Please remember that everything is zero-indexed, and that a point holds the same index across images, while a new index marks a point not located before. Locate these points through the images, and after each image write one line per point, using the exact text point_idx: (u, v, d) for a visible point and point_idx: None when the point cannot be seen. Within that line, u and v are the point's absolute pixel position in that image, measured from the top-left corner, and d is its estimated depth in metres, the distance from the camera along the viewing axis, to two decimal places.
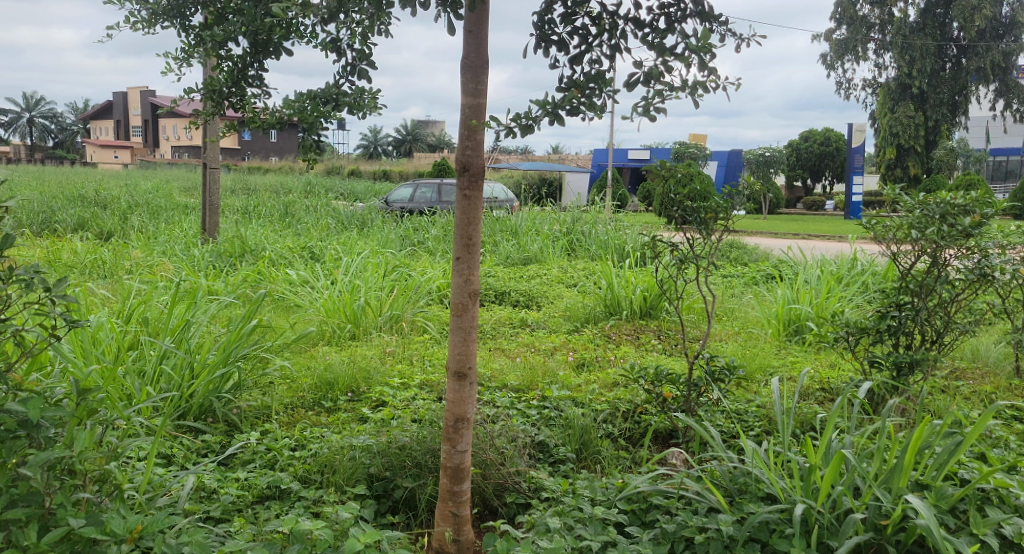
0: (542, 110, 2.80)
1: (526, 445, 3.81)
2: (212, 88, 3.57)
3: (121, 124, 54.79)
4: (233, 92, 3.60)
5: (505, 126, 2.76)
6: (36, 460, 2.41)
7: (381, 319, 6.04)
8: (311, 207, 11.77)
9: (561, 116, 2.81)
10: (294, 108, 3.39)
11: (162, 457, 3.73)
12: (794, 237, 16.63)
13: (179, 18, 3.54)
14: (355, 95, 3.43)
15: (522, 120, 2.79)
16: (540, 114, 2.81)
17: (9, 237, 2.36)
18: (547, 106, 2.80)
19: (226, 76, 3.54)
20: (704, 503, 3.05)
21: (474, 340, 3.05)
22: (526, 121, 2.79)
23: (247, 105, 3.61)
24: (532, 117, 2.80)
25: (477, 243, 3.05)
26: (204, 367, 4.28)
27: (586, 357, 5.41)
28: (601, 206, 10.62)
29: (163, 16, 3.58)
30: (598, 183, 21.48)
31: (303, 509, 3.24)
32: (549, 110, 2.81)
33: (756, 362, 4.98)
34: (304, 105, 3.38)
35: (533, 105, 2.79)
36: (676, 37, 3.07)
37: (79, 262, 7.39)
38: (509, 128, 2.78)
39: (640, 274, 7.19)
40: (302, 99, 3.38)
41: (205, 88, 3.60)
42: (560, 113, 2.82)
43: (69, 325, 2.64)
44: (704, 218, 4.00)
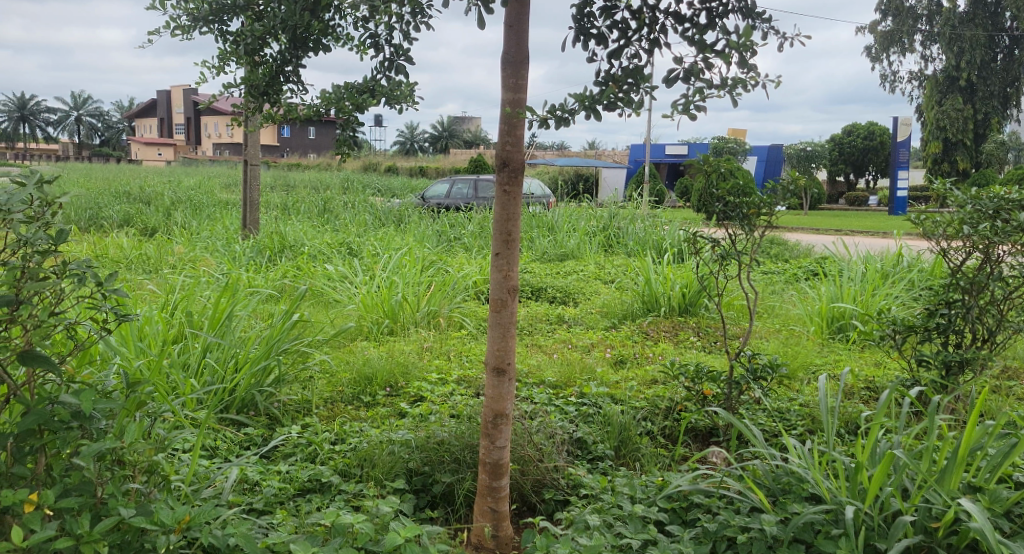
0: (579, 103, 2.78)
1: (565, 442, 3.81)
2: (250, 82, 3.58)
3: (164, 123, 55.69)
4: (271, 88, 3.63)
5: (540, 117, 2.75)
6: (88, 452, 2.44)
7: (418, 314, 6.07)
8: (349, 203, 11.85)
9: (597, 111, 2.79)
10: (330, 102, 3.40)
11: (206, 449, 3.80)
12: (837, 233, 16.27)
13: (217, 24, 3.60)
14: (391, 87, 3.46)
15: (559, 112, 2.77)
16: (577, 108, 2.78)
17: (64, 233, 2.41)
18: (584, 101, 2.78)
19: (264, 72, 3.57)
20: (746, 503, 3.03)
21: (513, 336, 3.05)
22: (561, 113, 2.78)
23: (285, 101, 3.63)
24: (569, 109, 2.78)
25: (517, 239, 3.05)
26: (246, 362, 4.34)
27: (624, 354, 5.38)
28: (639, 201, 10.52)
29: (201, 24, 3.66)
30: (636, 179, 21.41)
31: (343, 503, 3.27)
32: (587, 103, 2.79)
33: (799, 360, 4.91)
34: (340, 97, 3.39)
35: (570, 98, 2.77)
36: (718, 33, 3.03)
37: (125, 258, 7.54)
38: (544, 120, 2.78)
39: (679, 269, 7.11)
40: (336, 93, 3.39)
41: (245, 83, 3.62)
42: (597, 108, 2.80)
43: (118, 319, 2.67)
44: (746, 214, 3.95)
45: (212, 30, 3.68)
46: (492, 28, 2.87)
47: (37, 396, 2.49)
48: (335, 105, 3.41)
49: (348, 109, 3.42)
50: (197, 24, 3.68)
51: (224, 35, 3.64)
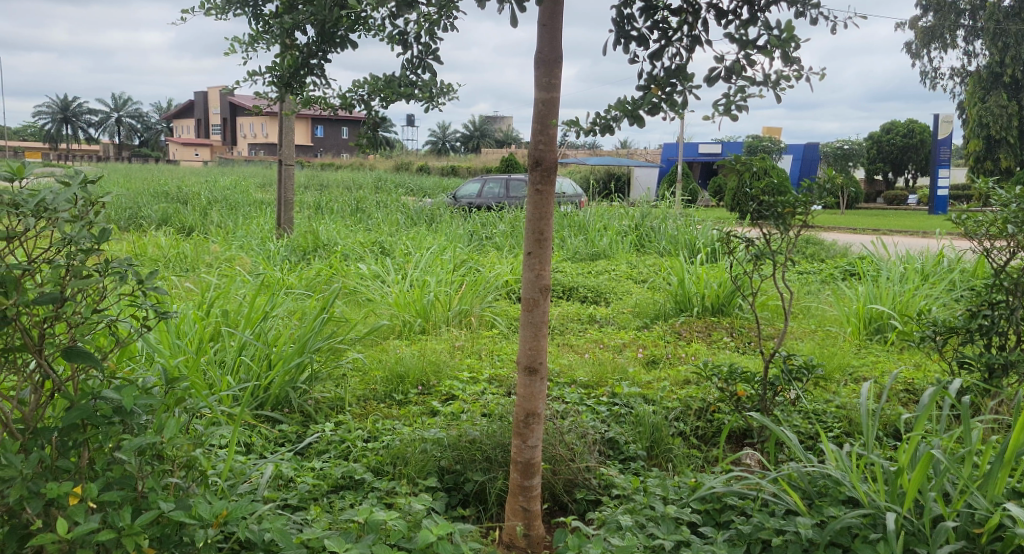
0: (621, 110, 2.78)
1: (596, 442, 3.81)
2: (277, 72, 3.61)
3: (201, 124, 56.44)
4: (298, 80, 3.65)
5: (581, 125, 2.76)
6: (129, 446, 2.49)
7: (450, 313, 6.10)
8: (382, 203, 11.92)
9: (640, 116, 2.79)
10: (369, 88, 3.42)
11: (242, 445, 3.85)
12: (876, 232, 16.00)
13: (251, 6, 3.70)
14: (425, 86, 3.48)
15: (601, 120, 2.77)
16: (620, 115, 2.78)
17: (106, 231, 2.45)
18: (626, 107, 2.78)
19: (291, 64, 3.59)
20: (781, 505, 3.01)
21: (545, 336, 3.05)
22: (604, 121, 2.78)
23: (310, 94, 3.67)
24: (610, 116, 2.78)
25: (549, 239, 3.05)
26: (280, 358, 4.40)
27: (656, 354, 5.36)
28: (672, 200, 10.46)
29: (235, 5, 3.74)
30: (669, 178, 21.33)
31: (376, 500, 3.30)
32: (628, 109, 2.78)
33: (835, 361, 4.85)
34: (382, 86, 3.43)
35: (612, 105, 2.77)
36: (759, 28, 3.01)
37: (163, 256, 7.66)
38: (586, 128, 2.78)
39: (713, 269, 7.05)
40: (379, 82, 3.42)
41: (272, 73, 3.66)
42: (639, 113, 2.80)
43: (158, 316, 2.72)
44: (781, 213, 3.90)
45: (246, 11, 3.76)
46: (525, 27, 2.88)
47: (80, 391, 2.54)
48: (370, 93, 3.43)
49: (374, 104, 3.44)
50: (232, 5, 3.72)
51: (257, 18, 3.73)
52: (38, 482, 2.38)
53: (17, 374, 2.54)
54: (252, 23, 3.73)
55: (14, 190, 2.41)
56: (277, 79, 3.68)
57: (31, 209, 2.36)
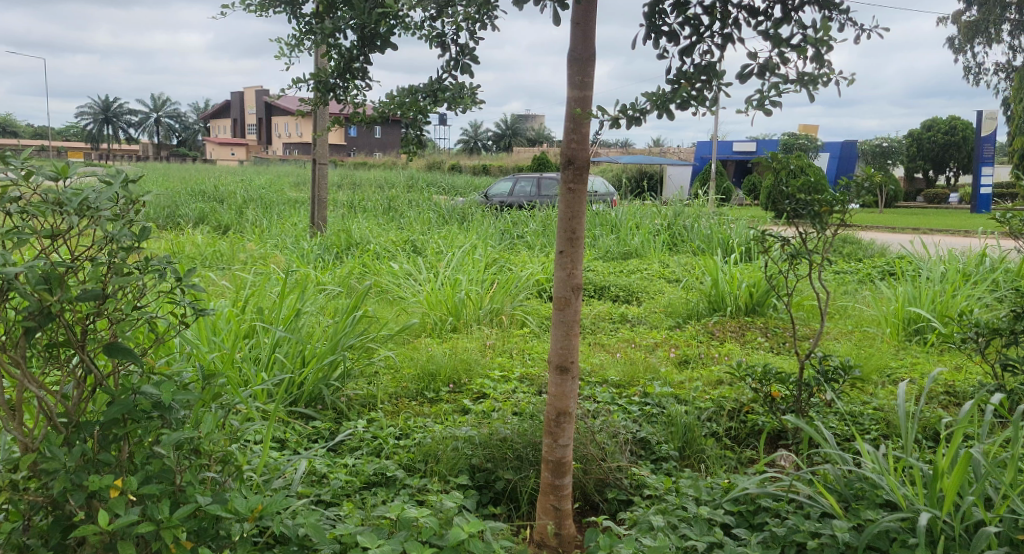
0: (650, 103, 2.76)
1: (628, 441, 3.79)
2: (319, 77, 3.66)
3: (237, 124, 57.14)
4: (339, 83, 3.68)
5: (610, 118, 2.74)
6: (168, 440, 2.54)
7: (481, 312, 6.12)
8: (414, 202, 11.98)
9: (669, 110, 2.77)
10: (390, 104, 3.44)
11: (277, 441, 3.89)
12: (915, 232, 15.71)
13: (292, 6, 3.73)
14: (453, 90, 3.48)
15: (630, 112, 2.75)
16: (648, 108, 2.76)
17: (146, 230, 2.49)
18: (656, 100, 2.76)
19: (334, 69, 3.63)
20: (817, 508, 2.98)
21: (577, 335, 3.04)
22: (632, 113, 2.76)
23: (350, 97, 3.69)
24: (639, 109, 2.76)
25: (581, 237, 3.04)
26: (314, 355, 4.45)
27: (689, 354, 5.33)
28: (706, 198, 10.38)
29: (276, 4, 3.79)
30: (702, 178, 21.20)
31: (408, 497, 3.32)
32: (658, 103, 2.76)
33: (873, 362, 4.80)
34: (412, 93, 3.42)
35: (641, 98, 2.75)
36: (793, 27, 2.97)
37: (200, 254, 7.77)
38: (615, 120, 2.77)
39: (747, 269, 6.99)
40: (396, 97, 3.44)
41: (313, 78, 3.69)
42: (668, 107, 2.78)
43: (196, 314, 2.75)
44: (818, 211, 3.85)
45: (285, 11, 3.81)
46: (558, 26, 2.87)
47: (121, 386, 2.59)
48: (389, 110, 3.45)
49: (414, 109, 3.46)
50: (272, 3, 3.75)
51: (298, 17, 3.76)
52: (81, 475, 2.43)
53: (61, 369, 2.60)
54: (292, 22, 3.76)
55: (58, 190, 2.46)
56: (318, 83, 3.71)
57: (74, 208, 2.42)
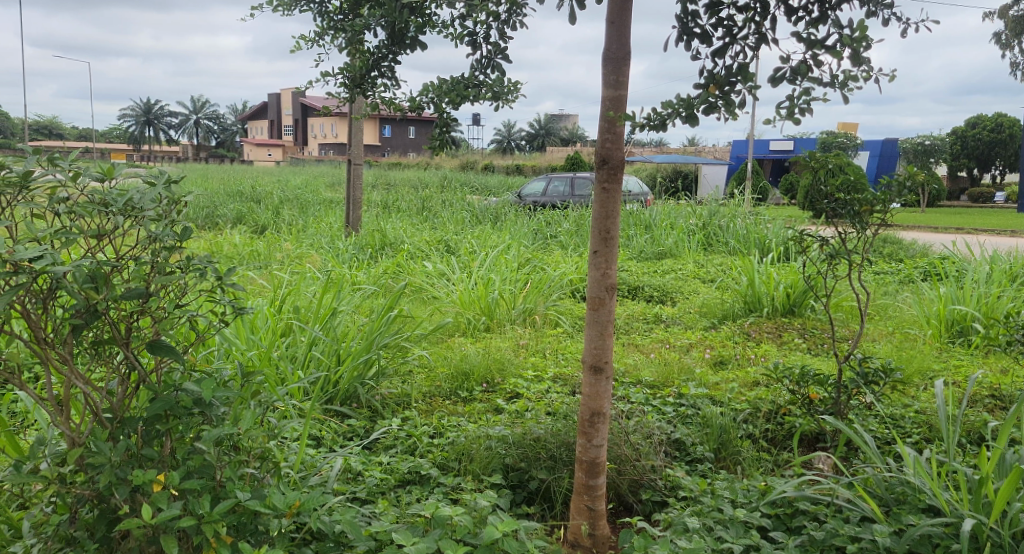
0: (676, 107, 2.73)
1: (662, 442, 3.77)
2: (348, 74, 3.66)
3: (274, 125, 57.77)
4: (368, 82, 3.69)
5: (639, 121, 2.72)
6: (209, 437, 2.58)
7: (514, 312, 6.12)
8: (447, 202, 12.03)
9: (695, 115, 2.75)
10: (436, 93, 3.45)
11: (313, 438, 3.93)
12: (959, 232, 15.39)
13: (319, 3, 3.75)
14: (495, 84, 3.50)
15: (656, 116, 2.74)
16: (675, 112, 2.74)
17: (188, 230, 2.54)
18: (681, 105, 2.74)
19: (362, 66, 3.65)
20: (856, 512, 2.94)
21: (611, 335, 3.03)
22: (660, 118, 2.74)
23: (379, 95, 3.71)
24: (666, 113, 2.74)
25: (615, 236, 3.03)
26: (349, 354, 4.49)
27: (724, 355, 5.28)
28: (742, 197, 10.28)
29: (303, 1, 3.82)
30: (738, 178, 21.00)
31: (442, 495, 3.33)
32: (686, 107, 2.74)
33: (915, 364, 4.72)
34: (448, 90, 3.45)
35: (670, 101, 2.73)
36: (829, 27, 2.93)
37: (238, 253, 7.87)
38: (642, 124, 2.75)
39: (783, 269, 6.91)
40: (444, 86, 3.45)
41: (343, 75, 3.70)
42: (694, 112, 2.76)
43: (235, 312, 2.79)
44: (858, 210, 3.81)
45: (313, 9, 3.88)
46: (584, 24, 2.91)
47: (163, 383, 2.64)
48: (436, 98, 3.46)
49: (445, 107, 3.47)
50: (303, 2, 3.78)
51: (324, 15, 3.78)
52: (125, 469, 2.47)
53: (106, 365, 2.65)
54: (318, 20, 3.78)
55: (104, 190, 2.52)
56: (349, 80, 3.72)
57: (120, 208, 2.47)
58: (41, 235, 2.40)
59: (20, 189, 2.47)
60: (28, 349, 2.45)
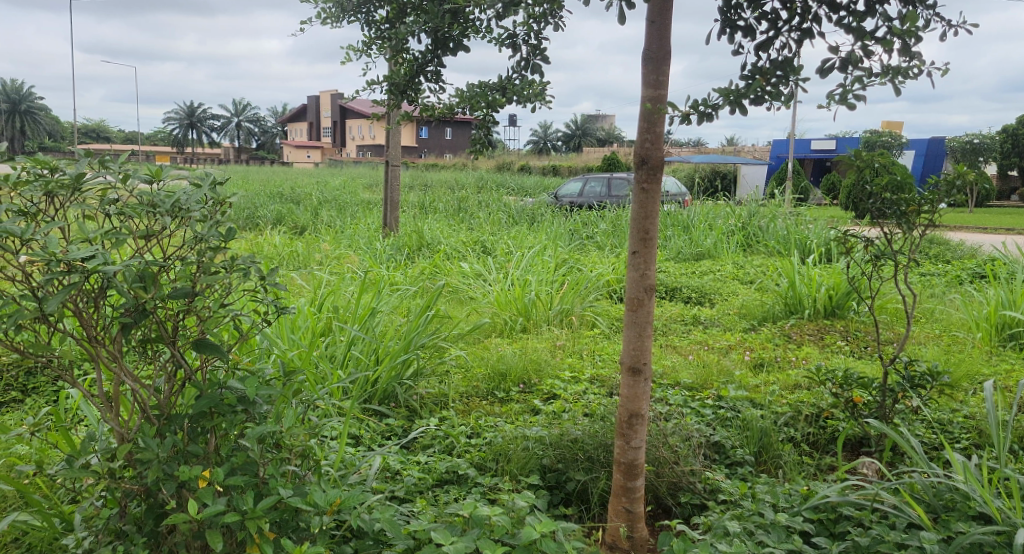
0: (724, 97, 2.71)
1: (702, 445, 3.73)
2: (392, 79, 3.69)
3: (313, 127, 58.36)
4: (412, 87, 3.71)
5: (682, 114, 2.69)
6: (252, 434, 2.61)
7: (551, 312, 6.11)
8: (484, 203, 12.04)
9: (743, 105, 2.72)
10: (464, 98, 3.46)
11: (352, 436, 3.95)
12: (1009, 234, 15.04)
13: (366, 12, 3.80)
14: (522, 85, 3.47)
15: (701, 108, 2.71)
16: (721, 103, 2.71)
17: (231, 230, 2.57)
18: (729, 95, 2.71)
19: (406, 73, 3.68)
20: (902, 518, 2.89)
21: (650, 336, 3.01)
22: (704, 108, 2.71)
23: (423, 99, 3.73)
24: (712, 104, 2.71)
25: (654, 237, 3.00)
26: (387, 354, 4.51)
27: (764, 357, 5.21)
28: (782, 198, 10.15)
29: (351, 12, 3.88)
30: (778, 178, 20.74)
31: (480, 495, 3.34)
32: (731, 98, 2.71)
33: (963, 368, 4.62)
34: (475, 96, 3.46)
35: (715, 93, 2.70)
36: (877, 20, 2.88)
37: (277, 254, 7.95)
38: (686, 116, 2.73)
39: (825, 271, 6.80)
40: (481, 91, 3.45)
41: (387, 81, 3.74)
42: (743, 102, 2.73)
43: (278, 311, 2.82)
44: (904, 211, 3.74)
45: (359, 18, 3.92)
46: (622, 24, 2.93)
47: (207, 381, 2.67)
48: (474, 103, 3.46)
49: (485, 109, 3.47)
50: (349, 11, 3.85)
51: (372, 24, 3.83)
52: (172, 465, 2.51)
53: (152, 364, 2.70)
54: (366, 29, 3.83)
55: (152, 191, 2.57)
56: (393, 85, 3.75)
57: (167, 209, 2.52)
58: (92, 235, 2.44)
59: (72, 191, 2.52)
60: (80, 348, 2.50)
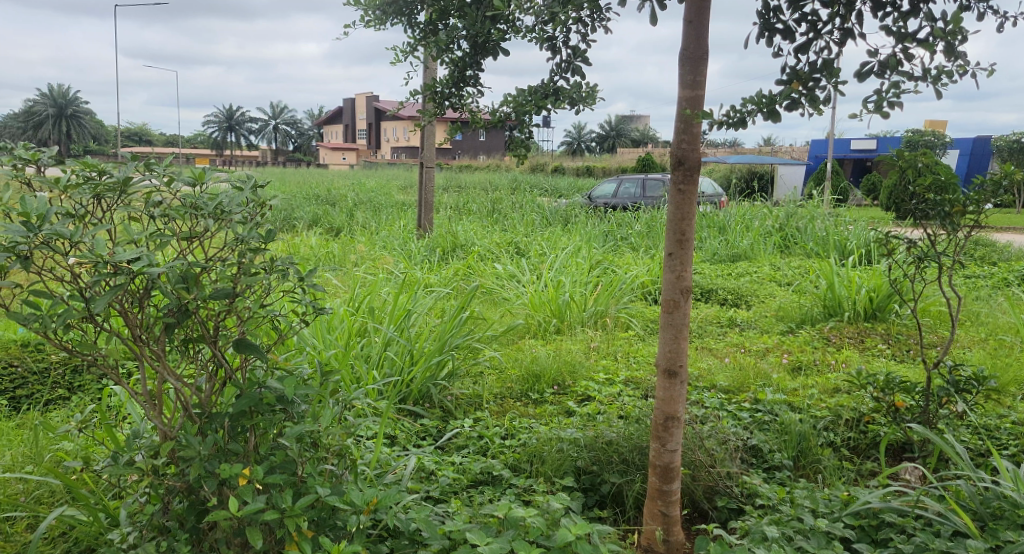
0: (757, 104, 2.67)
1: (739, 449, 3.68)
2: (433, 86, 3.72)
3: (348, 129, 58.83)
4: (453, 93, 3.73)
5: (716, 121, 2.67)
6: (292, 433, 2.63)
7: (585, 314, 6.07)
8: (518, 204, 12.02)
9: (776, 111, 2.68)
10: (513, 106, 3.47)
11: (387, 436, 3.97)
12: None
13: (406, 15, 3.81)
14: (572, 90, 3.48)
15: (736, 114, 2.68)
16: (756, 109, 2.68)
17: (270, 232, 2.60)
18: (763, 100, 2.67)
19: (447, 78, 3.69)
20: (947, 526, 2.85)
21: (686, 338, 2.98)
22: (738, 115, 2.68)
23: (464, 105, 3.74)
24: (746, 110, 2.67)
25: (690, 239, 2.97)
26: (422, 355, 4.52)
27: (802, 360, 5.14)
28: (820, 199, 10.00)
29: (392, 15, 3.88)
30: (817, 178, 20.46)
31: (514, 497, 3.33)
32: (765, 104, 2.67)
33: (1010, 373, 4.51)
34: (526, 102, 3.47)
35: (748, 99, 2.67)
36: (921, 20, 2.82)
37: (314, 256, 8.02)
38: (720, 122, 2.70)
39: (865, 273, 6.69)
40: (523, 99, 3.45)
41: (428, 88, 3.76)
42: (776, 108, 2.69)
43: (316, 312, 2.84)
44: (949, 212, 3.66)
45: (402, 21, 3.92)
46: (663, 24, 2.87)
47: (247, 381, 2.70)
48: (516, 109, 3.46)
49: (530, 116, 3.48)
50: (389, 15, 3.86)
51: (413, 26, 3.84)
52: (213, 463, 2.54)
53: (194, 363, 2.73)
54: (406, 31, 3.84)
55: (195, 195, 2.61)
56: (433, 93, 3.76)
57: (210, 212, 2.56)
58: (138, 237, 2.47)
59: (119, 193, 2.56)
60: (126, 347, 2.54)
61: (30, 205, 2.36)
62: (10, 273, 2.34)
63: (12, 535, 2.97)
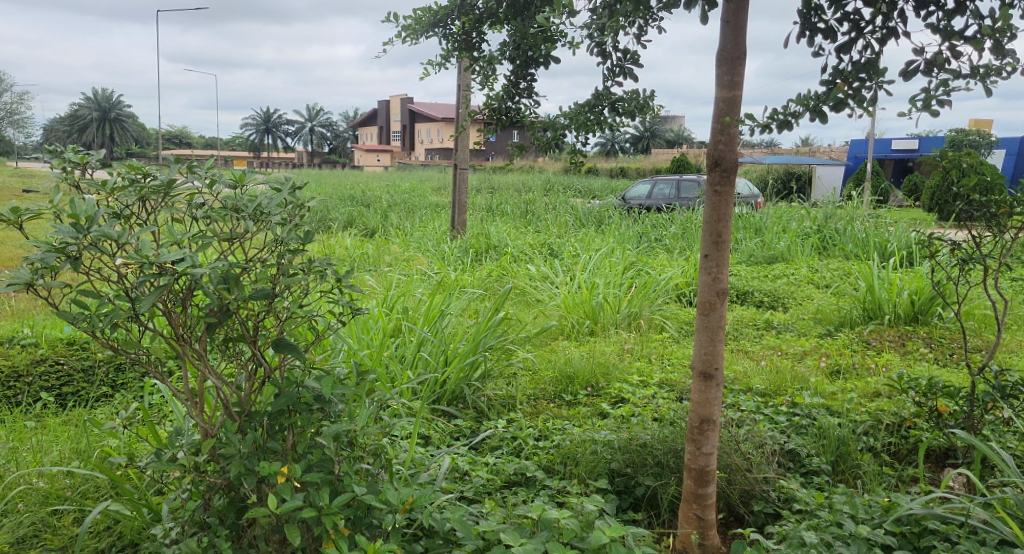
0: (803, 105, 2.63)
1: (776, 453, 3.63)
2: (489, 104, 3.78)
3: (382, 131, 59.23)
4: (508, 106, 3.77)
5: (760, 123, 2.64)
6: (329, 432, 2.65)
7: (619, 316, 6.04)
8: (552, 206, 12.00)
9: (824, 111, 2.64)
10: (573, 122, 3.48)
11: (421, 436, 3.98)
12: None
13: (441, 26, 3.83)
14: (630, 99, 3.45)
15: (781, 116, 2.64)
16: (802, 110, 2.64)
17: (310, 233, 2.62)
18: (809, 101, 2.63)
19: (500, 93, 3.75)
20: (993, 534, 2.79)
21: (721, 340, 2.94)
22: (783, 117, 2.65)
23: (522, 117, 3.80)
24: (791, 112, 2.64)
25: (726, 241, 2.94)
26: (456, 356, 4.53)
27: (841, 364, 5.06)
28: (859, 201, 9.83)
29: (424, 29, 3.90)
30: (856, 179, 20.14)
31: (548, 498, 3.31)
32: (811, 105, 2.63)
33: None
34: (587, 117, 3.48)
35: (794, 100, 2.63)
36: (967, 18, 2.76)
37: (348, 256, 8.09)
38: (764, 125, 2.66)
39: (907, 276, 6.56)
40: (580, 115, 3.46)
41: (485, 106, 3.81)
42: (823, 109, 2.65)
43: (353, 313, 2.85)
44: (996, 213, 3.56)
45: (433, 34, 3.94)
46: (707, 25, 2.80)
47: (285, 380, 2.72)
48: (577, 125, 3.48)
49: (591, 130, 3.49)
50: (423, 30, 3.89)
51: (449, 37, 3.85)
52: (252, 460, 2.55)
53: (234, 362, 2.76)
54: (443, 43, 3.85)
55: (235, 197, 2.63)
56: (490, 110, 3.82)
57: (249, 214, 2.57)
58: (181, 238, 2.50)
59: (163, 196, 2.59)
60: (169, 347, 2.57)
61: (79, 207, 2.39)
62: (59, 273, 2.39)
63: (59, 528, 3.04)
